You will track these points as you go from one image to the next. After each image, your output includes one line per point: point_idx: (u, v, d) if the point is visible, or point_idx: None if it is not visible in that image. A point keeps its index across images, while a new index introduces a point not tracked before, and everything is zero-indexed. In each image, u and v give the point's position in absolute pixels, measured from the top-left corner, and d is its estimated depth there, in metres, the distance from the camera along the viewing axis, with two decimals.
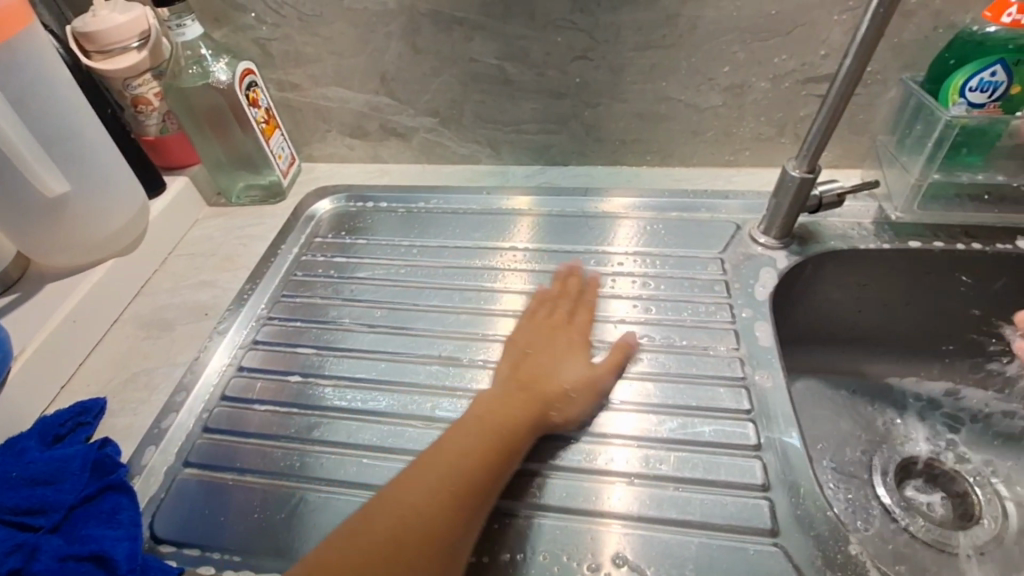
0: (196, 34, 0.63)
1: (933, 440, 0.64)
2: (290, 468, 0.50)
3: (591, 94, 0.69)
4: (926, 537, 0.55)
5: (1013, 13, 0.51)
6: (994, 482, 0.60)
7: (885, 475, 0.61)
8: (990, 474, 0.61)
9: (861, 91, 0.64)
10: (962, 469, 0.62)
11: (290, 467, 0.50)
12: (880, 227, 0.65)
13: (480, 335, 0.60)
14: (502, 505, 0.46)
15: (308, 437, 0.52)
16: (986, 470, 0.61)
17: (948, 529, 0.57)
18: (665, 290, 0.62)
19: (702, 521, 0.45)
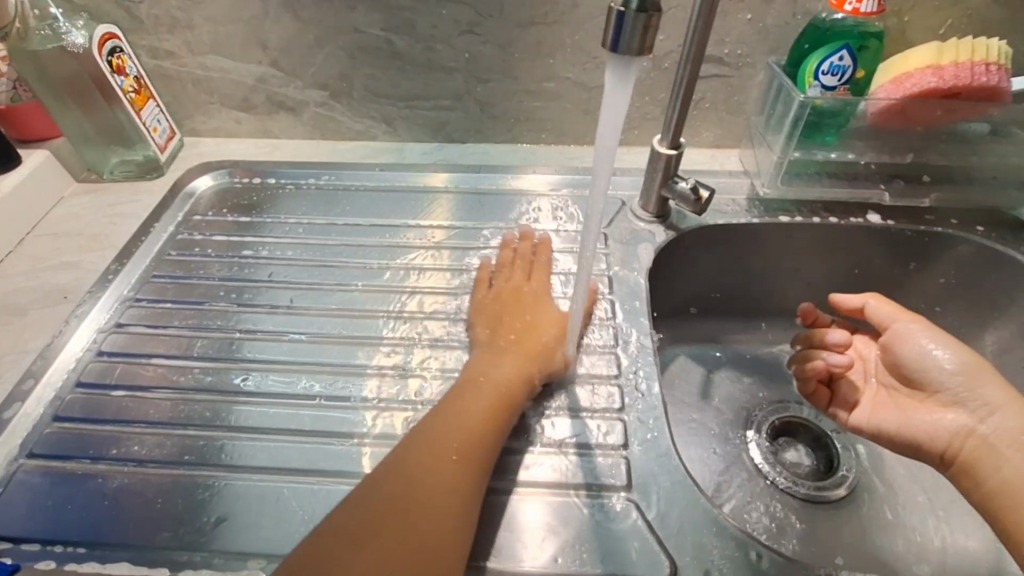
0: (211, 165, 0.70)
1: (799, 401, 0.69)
2: (182, 453, 0.47)
3: (481, 70, 0.69)
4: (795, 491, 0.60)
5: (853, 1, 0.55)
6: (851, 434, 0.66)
7: (759, 435, 0.65)
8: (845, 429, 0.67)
9: (733, 73, 0.67)
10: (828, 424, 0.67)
11: (190, 452, 0.48)
12: (753, 203, 0.69)
13: (365, 312, 0.59)
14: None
15: (191, 422, 0.50)
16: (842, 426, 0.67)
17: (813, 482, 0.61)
18: (554, 264, 0.64)
19: (566, 482, 0.46)
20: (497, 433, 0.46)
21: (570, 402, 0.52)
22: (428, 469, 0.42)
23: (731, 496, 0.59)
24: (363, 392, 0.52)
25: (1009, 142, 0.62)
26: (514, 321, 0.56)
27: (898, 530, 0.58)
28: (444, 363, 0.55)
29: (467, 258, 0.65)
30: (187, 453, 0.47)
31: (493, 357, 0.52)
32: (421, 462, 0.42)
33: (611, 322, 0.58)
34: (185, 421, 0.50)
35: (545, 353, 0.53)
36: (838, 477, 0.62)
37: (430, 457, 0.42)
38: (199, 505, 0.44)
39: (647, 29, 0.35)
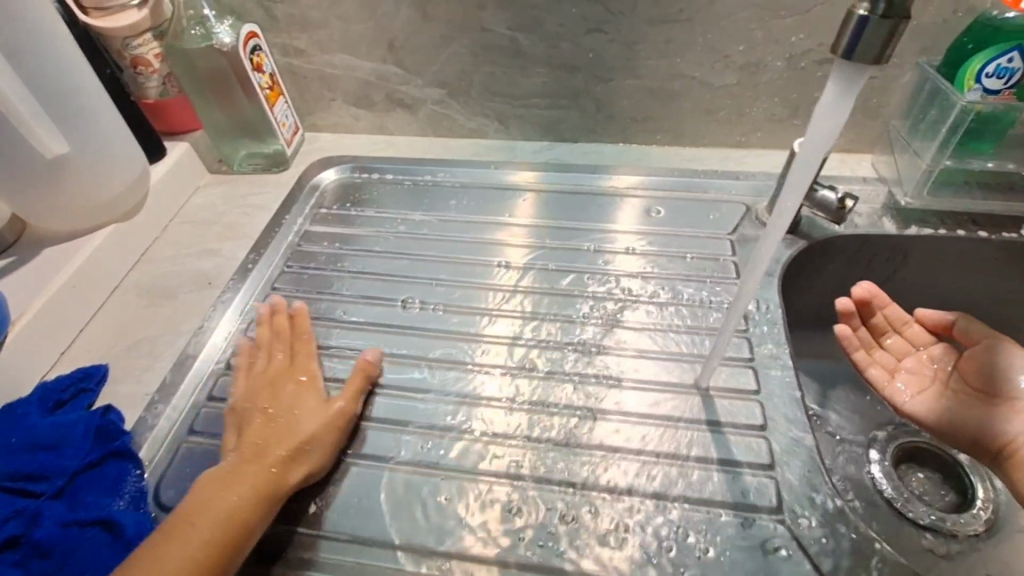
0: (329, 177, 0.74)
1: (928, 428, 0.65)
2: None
3: (604, 69, 0.68)
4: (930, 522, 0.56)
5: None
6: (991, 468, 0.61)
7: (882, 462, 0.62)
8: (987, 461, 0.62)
9: (876, 73, 0.63)
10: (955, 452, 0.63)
11: (340, 440, 0.50)
12: (888, 211, 0.65)
13: (488, 310, 0.60)
14: (529, 478, 0.47)
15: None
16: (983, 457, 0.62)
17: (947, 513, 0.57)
18: (676, 271, 0.62)
19: (708, 499, 0.45)
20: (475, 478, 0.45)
21: (717, 416, 0.50)
22: (208, 485, 0.42)
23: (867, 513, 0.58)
24: (495, 391, 0.53)
25: None
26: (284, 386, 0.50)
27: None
28: (569, 365, 0.55)
29: (589, 259, 0.64)
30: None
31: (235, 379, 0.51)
32: (238, 465, 0.43)
33: (744, 332, 0.56)
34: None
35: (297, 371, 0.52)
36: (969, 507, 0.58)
37: (225, 484, 0.42)
38: (353, 493, 0.47)
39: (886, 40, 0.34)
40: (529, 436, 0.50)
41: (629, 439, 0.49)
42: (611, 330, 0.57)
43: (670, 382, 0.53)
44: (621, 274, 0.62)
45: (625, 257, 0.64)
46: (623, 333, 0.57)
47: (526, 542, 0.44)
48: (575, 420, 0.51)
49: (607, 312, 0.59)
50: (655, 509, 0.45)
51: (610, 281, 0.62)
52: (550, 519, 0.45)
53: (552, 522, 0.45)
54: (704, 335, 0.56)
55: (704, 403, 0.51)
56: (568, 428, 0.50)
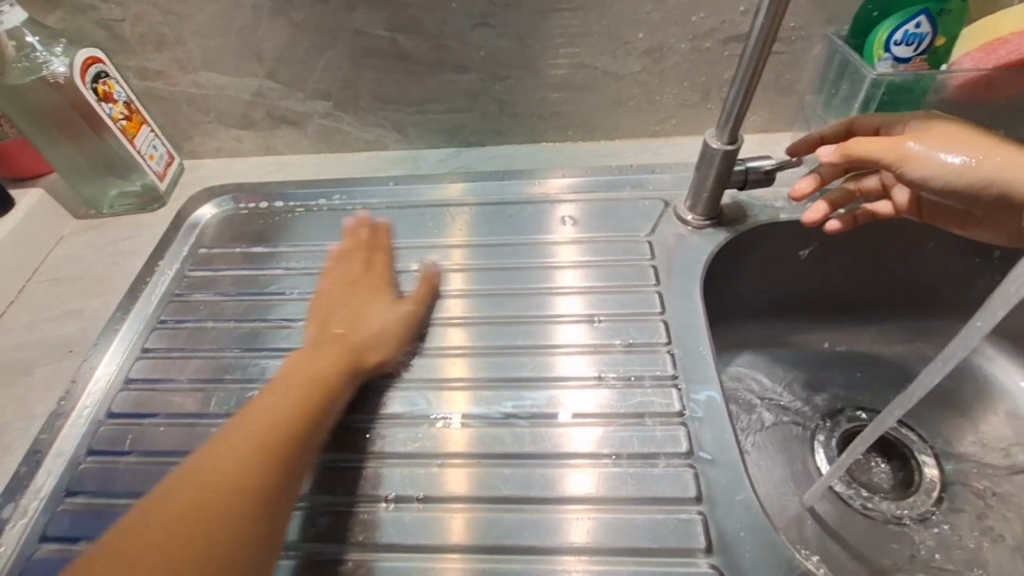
0: (209, 213, 0.67)
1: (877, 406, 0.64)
2: None
3: (499, 66, 0.62)
4: (874, 513, 0.56)
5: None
6: (940, 452, 0.61)
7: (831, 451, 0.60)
8: (936, 447, 0.61)
9: (784, 49, 0.59)
10: (905, 434, 0.62)
11: None
12: (810, 192, 0.61)
13: (393, 349, 0.54)
14: (450, 547, 0.42)
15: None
16: (931, 442, 0.62)
17: (891, 500, 0.57)
18: (591, 282, 0.57)
19: (631, 545, 0.41)
20: (362, 357, 0.49)
21: (638, 447, 0.46)
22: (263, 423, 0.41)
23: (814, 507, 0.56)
24: (404, 445, 0.47)
25: None
26: (351, 267, 0.56)
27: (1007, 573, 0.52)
28: (482, 403, 0.50)
29: (501, 278, 0.59)
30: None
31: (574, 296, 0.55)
32: (257, 408, 0.42)
33: (665, 346, 0.52)
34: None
35: (373, 344, 0.50)
36: (917, 493, 0.58)
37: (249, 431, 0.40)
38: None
39: None
40: (438, 492, 0.45)
41: (545, 483, 0.45)
42: (529, 358, 0.52)
43: (586, 411, 0.48)
44: (537, 293, 0.57)
45: (543, 272, 0.59)
46: (539, 360, 0.52)
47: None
48: (490, 468, 0.46)
49: (523, 335, 0.54)
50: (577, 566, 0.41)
51: (528, 301, 0.56)
52: None
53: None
54: (626, 353, 0.52)
55: (625, 432, 0.47)
56: (482, 482, 0.45)
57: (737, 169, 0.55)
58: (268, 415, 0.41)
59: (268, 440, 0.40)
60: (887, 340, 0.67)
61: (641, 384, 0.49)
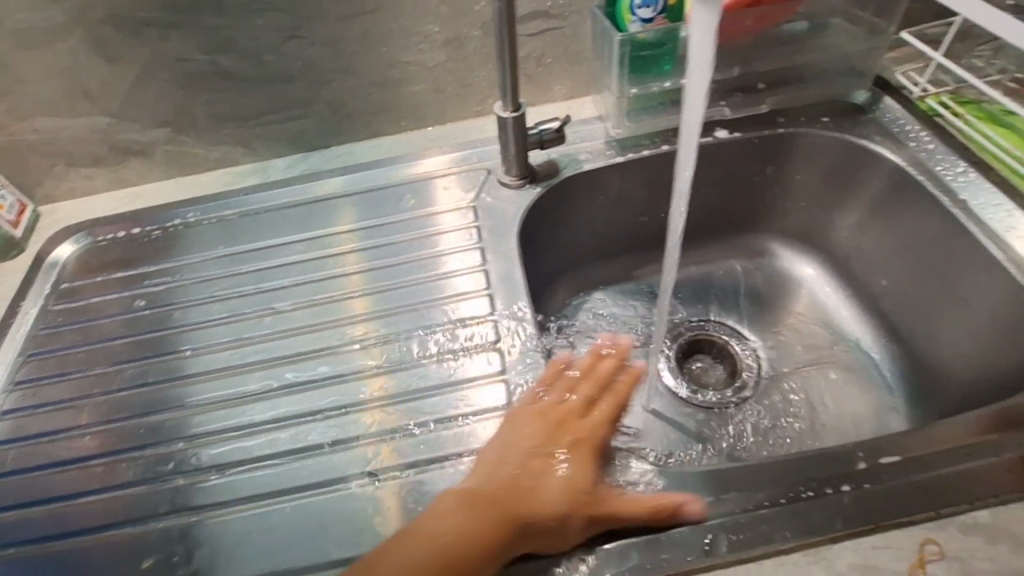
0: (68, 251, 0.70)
1: (706, 317, 0.75)
2: (101, 524, 0.49)
3: (319, 72, 0.68)
4: (701, 401, 0.68)
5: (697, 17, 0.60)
6: (757, 343, 0.73)
7: (670, 359, 0.72)
8: (754, 338, 0.73)
9: (563, 23, 0.68)
10: (730, 334, 0.74)
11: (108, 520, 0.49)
12: (610, 143, 0.71)
13: (310, 326, 0.60)
14: (380, 473, 0.49)
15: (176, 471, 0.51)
16: (750, 335, 0.73)
17: (718, 390, 0.69)
18: (420, 252, 0.65)
19: (459, 450, 0.50)
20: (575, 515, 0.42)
21: (458, 376, 0.55)
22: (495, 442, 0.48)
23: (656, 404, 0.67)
24: (335, 399, 0.54)
25: (832, 34, 0.65)
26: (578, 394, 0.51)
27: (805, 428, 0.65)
28: (337, 370, 0.56)
29: (387, 254, 0.66)
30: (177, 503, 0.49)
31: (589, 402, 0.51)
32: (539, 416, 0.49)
33: (485, 291, 0.61)
34: (176, 471, 0.51)
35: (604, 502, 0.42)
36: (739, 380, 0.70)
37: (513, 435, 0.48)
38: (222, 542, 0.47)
39: None
40: (293, 448, 0.51)
41: (391, 421, 0.52)
42: (389, 321, 0.60)
43: (422, 358, 0.56)
44: (412, 261, 0.64)
45: (425, 241, 0.66)
46: (396, 320, 0.60)
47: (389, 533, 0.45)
48: (345, 419, 0.53)
49: (373, 306, 0.61)
50: (422, 476, 0.48)
51: (403, 271, 0.64)
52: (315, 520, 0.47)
53: (333, 520, 0.47)
54: (452, 304, 0.60)
55: (450, 367, 0.55)
56: (404, 412, 0.53)
57: (530, 134, 0.64)
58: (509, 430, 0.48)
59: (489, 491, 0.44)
60: (703, 257, 0.78)
61: (462, 326, 0.58)
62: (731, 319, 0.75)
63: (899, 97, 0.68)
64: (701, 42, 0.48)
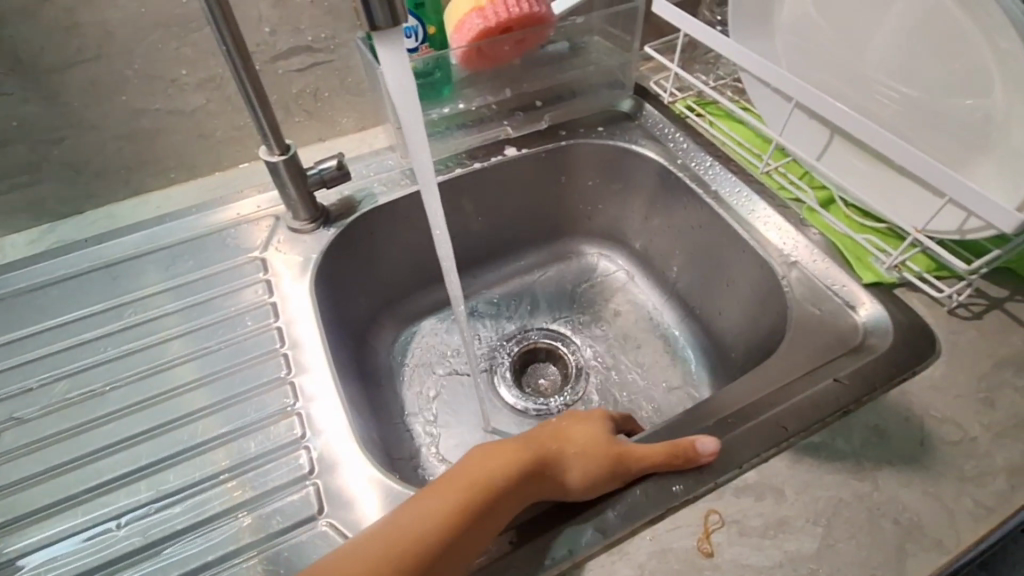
0: None
1: (534, 325, 0.77)
2: None
3: (43, 131, 0.58)
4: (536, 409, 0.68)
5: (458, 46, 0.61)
6: (582, 341, 0.75)
7: (504, 374, 0.72)
8: (579, 337, 0.76)
9: (331, 56, 0.66)
10: (557, 338, 0.76)
11: None
12: (404, 172, 0.70)
13: (118, 414, 0.52)
14: (246, 552, 0.43)
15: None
16: (576, 335, 0.76)
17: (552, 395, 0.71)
18: (202, 318, 0.58)
19: (261, 536, 0.44)
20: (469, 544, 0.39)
21: (252, 452, 0.49)
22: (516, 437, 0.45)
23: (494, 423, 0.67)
24: (154, 494, 0.47)
25: (591, 50, 0.71)
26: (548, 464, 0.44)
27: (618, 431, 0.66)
28: (105, 475, 0.48)
29: (194, 315, 0.59)
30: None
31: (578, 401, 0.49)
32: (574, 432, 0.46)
33: (281, 350, 0.56)
34: None
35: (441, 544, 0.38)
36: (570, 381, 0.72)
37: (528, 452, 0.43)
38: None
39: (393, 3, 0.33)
40: None
41: (175, 521, 0.45)
42: (227, 382, 0.54)
43: (211, 439, 0.50)
44: (222, 319, 0.58)
45: (233, 295, 0.60)
46: (225, 383, 0.54)
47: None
48: (116, 533, 0.45)
49: (152, 389, 0.53)
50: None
51: (221, 329, 0.58)
52: None
53: None
54: (243, 371, 0.54)
55: (244, 443, 0.49)
56: (250, 483, 0.47)
57: (311, 174, 0.61)
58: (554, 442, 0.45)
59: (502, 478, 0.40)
60: (520, 269, 0.80)
61: (256, 393, 0.53)
62: (556, 323, 0.77)
63: (655, 103, 0.76)
64: (401, 77, 0.42)
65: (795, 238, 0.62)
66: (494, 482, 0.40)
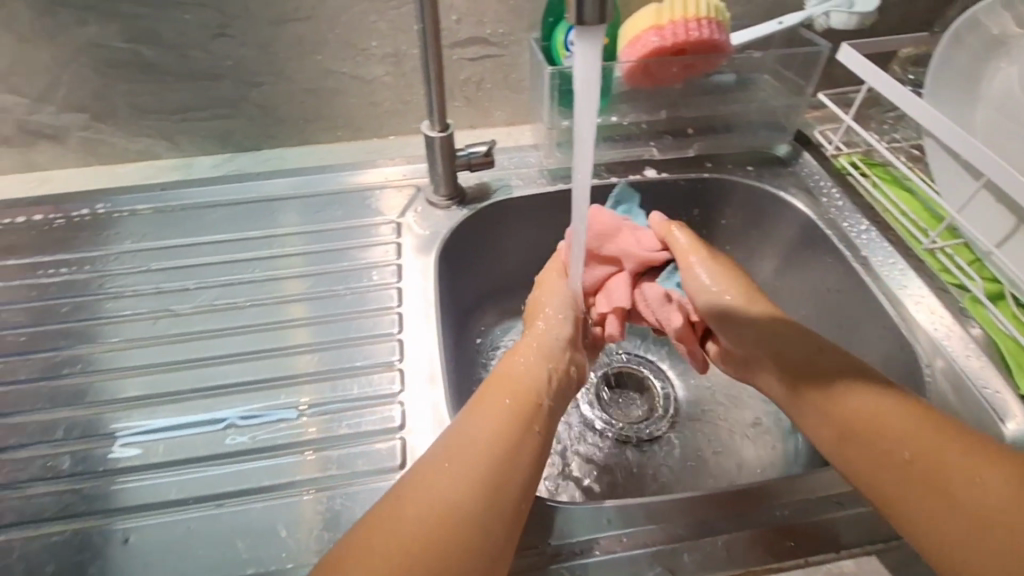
0: None
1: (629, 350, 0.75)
2: None
3: (250, 74, 0.67)
4: (616, 434, 0.66)
5: (626, 61, 0.62)
6: (674, 380, 0.73)
7: (591, 390, 0.70)
8: (672, 374, 0.73)
9: (503, 52, 0.69)
10: (650, 369, 0.73)
11: None
12: (542, 173, 0.72)
13: (249, 329, 0.58)
14: (302, 484, 0.46)
15: (75, 473, 0.47)
16: (670, 371, 0.73)
17: (635, 424, 0.68)
18: (334, 264, 0.64)
19: (345, 473, 0.47)
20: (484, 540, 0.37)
21: (352, 394, 0.52)
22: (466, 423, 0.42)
23: (571, 435, 0.65)
24: (259, 407, 0.51)
25: (759, 88, 0.68)
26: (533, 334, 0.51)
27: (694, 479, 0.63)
28: (227, 380, 0.53)
29: (324, 260, 0.64)
30: (75, 508, 0.45)
31: (893, 404, 0.42)
32: (506, 371, 0.46)
33: (396, 311, 0.59)
34: (73, 472, 0.47)
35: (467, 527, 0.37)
36: (656, 415, 0.69)
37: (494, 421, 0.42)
38: (136, 555, 0.43)
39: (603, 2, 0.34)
40: (156, 461, 0.48)
41: (273, 436, 0.49)
42: (329, 326, 0.58)
43: (319, 373, 0.54)
44: (345, 270, 0.63)
45: (362, 250, 0.65)
46: (333, 327, 0.58)
47: (302, 550, 0.43)
48: (224, 432, 0.50)
49: (279, 316, 0.59)
50: (291, 499, 0.45)
51: (341, 278, 0.62)
52: (166, 541, 0.43)
53: (189, 540, 0.43)
54: (358, 320, 0.58)
55: (346, 384, 0.53)
56: (336, 424, 0.50)
57: (460, 155, 0.64)
58: (484, 422, 0.42)
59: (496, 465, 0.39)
60: None
61: (365, 344, 0.56)
62: (652, 354, 0.75)
63: (815, 153, 0.73)
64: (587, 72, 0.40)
65: (948, 325, 0.56)
66: (504, 494, 0.39)
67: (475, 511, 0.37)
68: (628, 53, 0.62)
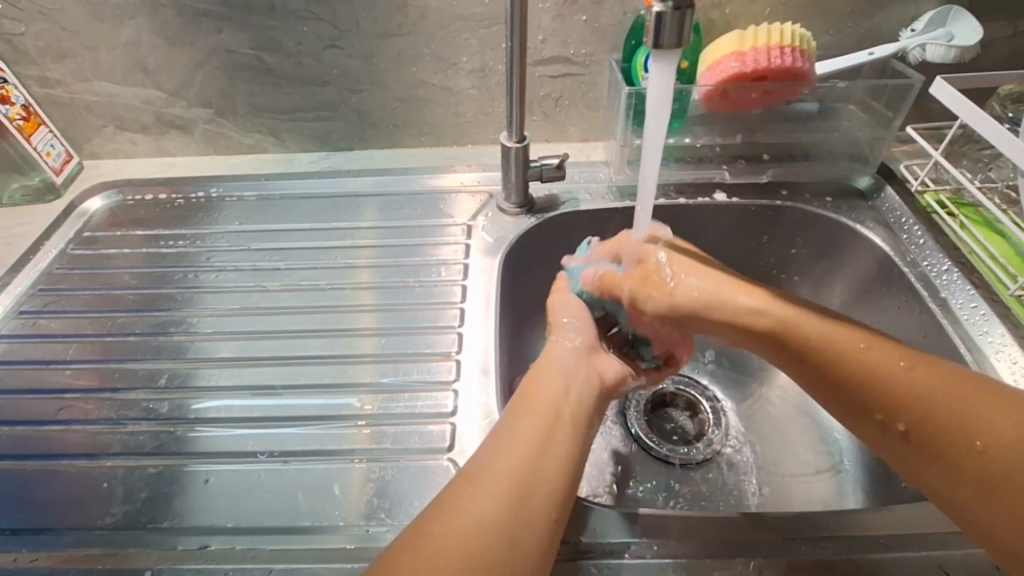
0: (97, 205, 0.77)
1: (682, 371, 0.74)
2: (55, 451, 0.52)
3: (351, 81, 0.74)
4: (659, 449, 0.65)
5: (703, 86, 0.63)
6: (727, 405, 0.70)
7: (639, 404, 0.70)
8: (725, 400, 0.71)
9: (584, 71, 0.72)
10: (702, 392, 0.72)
11: (62, 449, 0.52)
12: (611, 188, 0.74)
13: (327, 309, 0.63)
14: (359, 452, 0.51)
15: (171, 417, 0.54)
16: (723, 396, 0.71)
17: (679, 443, 0.67)
18: (408, 258, 0.68)
19: (398, 448, 0.51)
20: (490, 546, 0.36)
21: (411, 378, 0.56)
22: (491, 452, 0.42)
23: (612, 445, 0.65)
24: (328, 380, 0.56)
25: (843, 118, 0.67)
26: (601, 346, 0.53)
27: (758, 503, 0.61)
28: (305, 352, 0.59)
29: (398, 254, 0.69)
30: (168, 447, 0.52)
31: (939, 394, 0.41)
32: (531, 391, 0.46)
33: (458, 306, 0.63)
34: (169, 416, 0.54)
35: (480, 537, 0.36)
36: (704, 438, 0.67)
37: (519, 439, 0.42)
38: (213, 494, 0.48)
39: (678, 31, 0.37)
40: (238, 416, 0.54)
41: (339, 408, 0.54)
42: (397, 315, 0.62)
43: (384, 355, 0.58)
44: (416, 264, 0.68)
45: (433, 248, 0.69)
46: (400, 316, 0.62)
47: (354, 513, 0.46)
48: (297, 398, 0.55)
49: (354, 300, 0.64)
50: (349, 466, 0.50)
51: (411, 272, 0.67)
52: (240, 486, 0.49)
53: (258, 488, 0.48)
54: (424, 311, 0.62)
55: (407, 368, 0.57)
56: (394, 404, 0.54)
57: (532, 166, 0.68)
58: (521, 425, 0.43)
59: (544, 471, 0.40)
60: None
61: (428, 334, 0.60)
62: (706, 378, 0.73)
63: (900, 187, 0.70)
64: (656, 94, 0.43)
65: None
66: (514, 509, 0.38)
67: (499, 521, 0.37)
68: (706, 78, 0.63)
